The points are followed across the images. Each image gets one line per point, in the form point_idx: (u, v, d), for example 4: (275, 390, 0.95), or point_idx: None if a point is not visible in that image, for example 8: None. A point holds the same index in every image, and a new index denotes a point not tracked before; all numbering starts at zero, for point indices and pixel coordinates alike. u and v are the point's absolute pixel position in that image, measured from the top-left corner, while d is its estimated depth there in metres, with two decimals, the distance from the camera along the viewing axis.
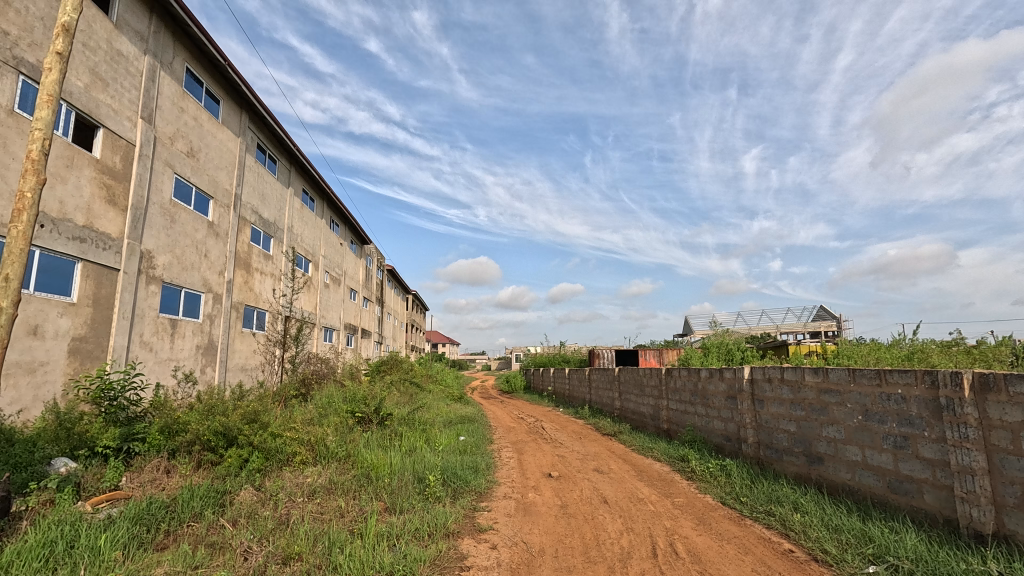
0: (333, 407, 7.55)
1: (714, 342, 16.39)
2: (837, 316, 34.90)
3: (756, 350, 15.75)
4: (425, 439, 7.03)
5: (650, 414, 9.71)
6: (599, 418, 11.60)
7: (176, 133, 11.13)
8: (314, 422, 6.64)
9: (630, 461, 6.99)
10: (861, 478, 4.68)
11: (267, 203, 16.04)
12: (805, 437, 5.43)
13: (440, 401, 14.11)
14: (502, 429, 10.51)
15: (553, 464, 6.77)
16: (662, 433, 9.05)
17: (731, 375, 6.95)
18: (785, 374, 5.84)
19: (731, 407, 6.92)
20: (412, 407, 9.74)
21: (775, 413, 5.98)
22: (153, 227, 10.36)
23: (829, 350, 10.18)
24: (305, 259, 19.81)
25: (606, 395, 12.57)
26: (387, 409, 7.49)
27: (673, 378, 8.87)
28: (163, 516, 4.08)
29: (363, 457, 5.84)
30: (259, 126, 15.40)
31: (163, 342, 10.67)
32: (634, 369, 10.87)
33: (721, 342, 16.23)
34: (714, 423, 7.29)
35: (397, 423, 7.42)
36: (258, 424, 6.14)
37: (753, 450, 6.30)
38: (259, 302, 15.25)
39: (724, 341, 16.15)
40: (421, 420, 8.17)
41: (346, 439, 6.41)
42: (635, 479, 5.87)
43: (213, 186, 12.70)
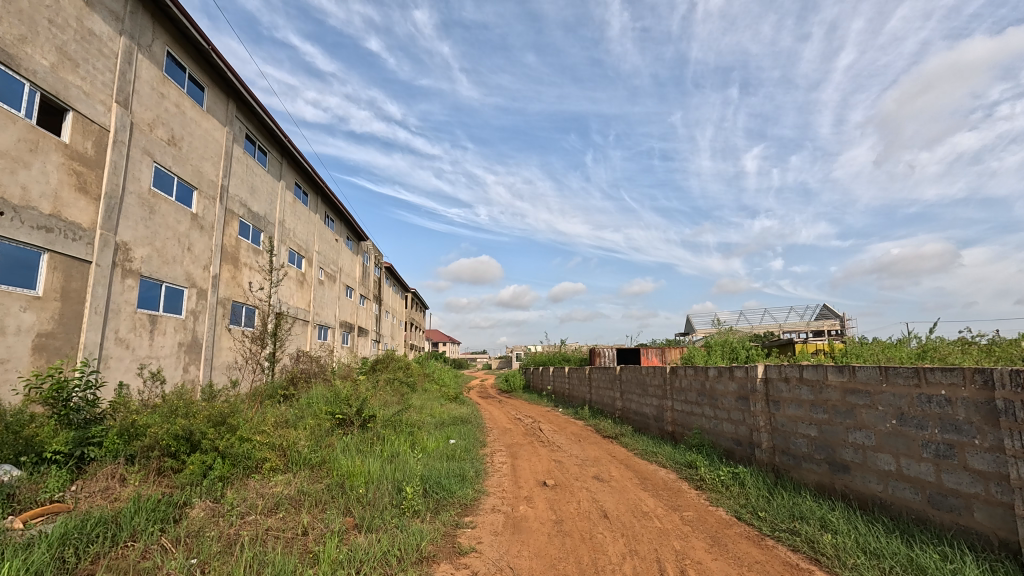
0: (312, 408, 7.03)
1: (718, 341, 15.85)
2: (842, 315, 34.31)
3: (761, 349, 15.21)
4: (411, 443, 6.51)
5: (654, 416, 9.17)
6: (599, 419, 11.06)
7: (156, 120, 10.60)
8: (289, 425, 6.10)
9: (633, 468, 6.45)
10: (894, 490, 4.14)
11: (257, 196, 15.49)
12: (828, 443, 4.90)
13: (434, 402, 13.58)
14: (497, 431, 9.97)
15: (550, 471, 6.23)
16: (666, 435, 8.51)
17: (742, 374, 6.40)
18: (804, 373, 5.29)
19: (742, 408, 6.38)
20: (401, 407, 9.21)
21: (793, 416, 5.45)
22: (130, 218, 9.83)
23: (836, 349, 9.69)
24: (298, 254, 19.29)
25: (607, 395, 12.03)
26: (370, 411, 6.95)
27: (679, 378, 8.32)
28: (97, 537, 3.56)
29: (340, 463, 5.32)
30: (248, 116, 14.85)
31: (141, 338, 10.16)
32: (636, 368, 10.33)
33: (726, 340, 15.69)
34: (724, 425, 6.77)
35: (381, 425, 6.88)
36: (226, 428, 5.60)
37: (768, 456, 5.76)
38: (247, 298, 14.73)
39: (728, 339, 15.61)
40: (408, 421, 7.65)
41: (322, 443, 5.89)
42: (638, 489, 5.33)
43: (197, 177, 12.17)
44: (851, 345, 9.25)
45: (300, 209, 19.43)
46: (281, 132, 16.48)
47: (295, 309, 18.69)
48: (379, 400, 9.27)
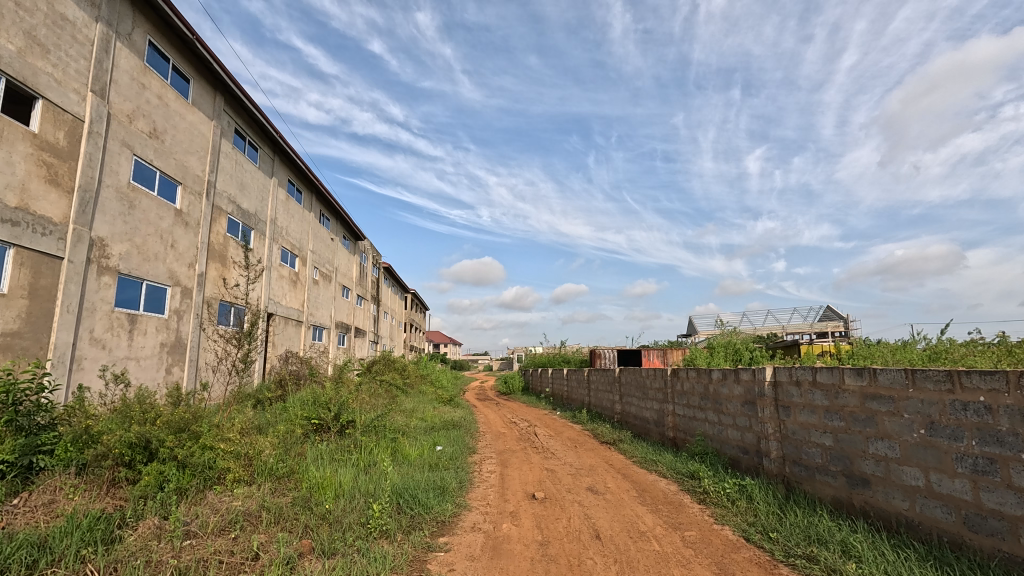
0: (288, 413, 6.58)
1: (720, 342, 15.40)
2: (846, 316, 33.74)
3: (765, 350, 14.74)
4: (392, 451, 6.06)
5: (654, 420, 8.72)
6: (598, 424, 10.60)
7: (135, 111, 10.19)
8: (259, 431, 5.65)
9: (631, 478, 5.99)
10: (922, 509, 3.68)
11: (246, 192, 15.08)
12: (845, 454, 4.45)
13: (427, 405, 13.13)
14: (490, 436, 9.53)
15: (540, 481, 5.78)
16: (667, 442, 8.05)
17: (749, 377, 5.93)
18: (817, 376, 4.83)
19: (749, 414, 5.92)
20: (387, 411, 8.78)
21: (805, 423, 4.99)
22: (106, 213, 9.42)
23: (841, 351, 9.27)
24: (291, 253, 18.89)
25: (606, 398, 11.57)
26: (350, 416, 6.50)
27: (680, 381, 7.86)
28: (13, 565, 3.11)
29: (311, 474, 4.88)
30: (237, 110, 14.44)
31: (119, 339, 9.74)
32: (635, 370, 9.88)
33: (728, 341, 15.22)
34: (729, 432, 6.30)
35: (361, 431, 6.43)
36: (188, 436, 5.16)
37: (778, 466, 5.30)
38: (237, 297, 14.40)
39: (731, 340, 15.15)
40: (392, 427, 7.20)
41: (293, 451, 5.44)
42: (636, 504, 4.87)
43: (182, 172, 11.76)
44: (860, 346, 8.81)
45: (294, 207, 19.04)
46: (272, 127, 16.08)
47: (288, 309, 18.29)
48: (364, 403, 8.81)
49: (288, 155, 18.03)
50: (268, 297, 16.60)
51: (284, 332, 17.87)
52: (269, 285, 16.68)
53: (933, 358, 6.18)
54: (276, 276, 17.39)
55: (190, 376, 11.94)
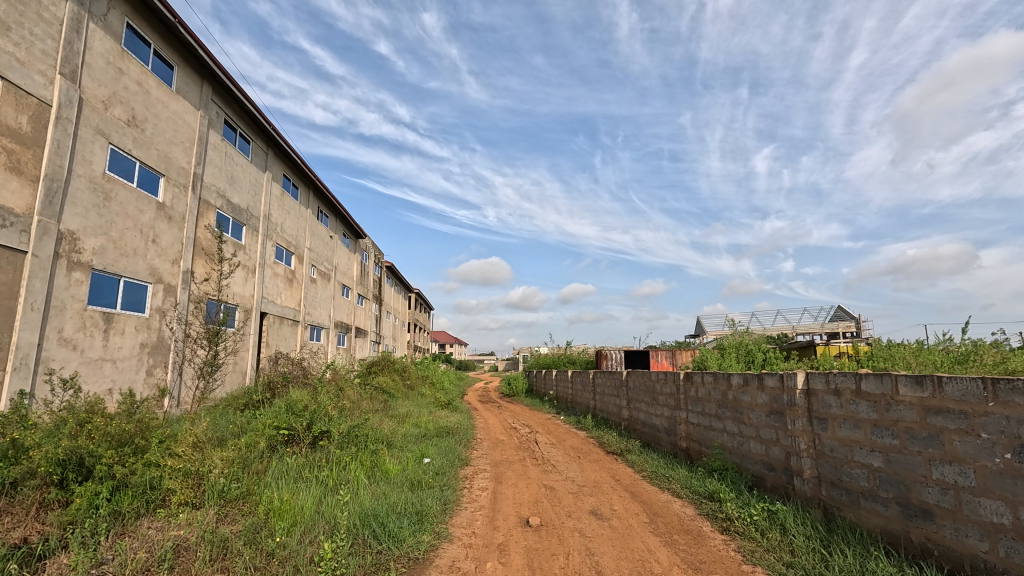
0: (257, 420, 5.87)
1: (732, 342, 14.64)
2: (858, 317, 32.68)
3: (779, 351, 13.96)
4: (369, 466, 5.38)
5: (665, 428, 8.00)
6: (603, 430, 9.88)
7: (112, 97, 9.61)
8: (216, 444, 4.90)
9: (641, 498, 5.25)
10: (1010, 554, 2.95)
11: (237, 186, 14.50)
12: (900, 478, 3.71)
13: (423, 408, 12.48)
14: (487, 445, 8.84)
15: (536, 503, 5.05)
16: (680, 453, 7.32)
17: (776, 384, 5.19)
18: (862, 385, 4.09)
19: (776, 425, 5.19)
20: (375, 419, 8.11)
21: (846, 439, 4.25)
22: (78, 204, 8.83)
23: (860, 353, 8.57)
24: (286, 251, 18.32)
25: (612, 403, 10.85)
26: (324, 426, 5.80)
27: (694, 386, 7.14)
28: None
29: (269, 496, 4.22)
30: (226, 100, 13.85)
31: (92, 339, 9.15)
32: (644, 373, 9.16)
33: (740, 342, 14.46)
34: (753, 444, 5.57)
35: (336, 443, 5.72)
36: (129, 451, 4.49)
37: (813, 488, 4.58)
38: (227, 295, 13.88)
39: (743, 341, 14.38)
40: (375, 437, 6.51)
41: (253, 466, 4.76)
42: (647, 535, 4.13)
43: (165, 163, 11.17)
44: (881, 347, 8.15)
45: (289, 203, 18.46)
46: (264, 119, 15.48)
47: (283, 308, 17.73)
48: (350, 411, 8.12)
49: (283, 150, 17.45)
50: (261, 295, 16.04)
51: (279, 332, 17.30)
52: (262, 284, 16.12)
53: (962, 361, 5.53)
54: (270, 274, 16.81)
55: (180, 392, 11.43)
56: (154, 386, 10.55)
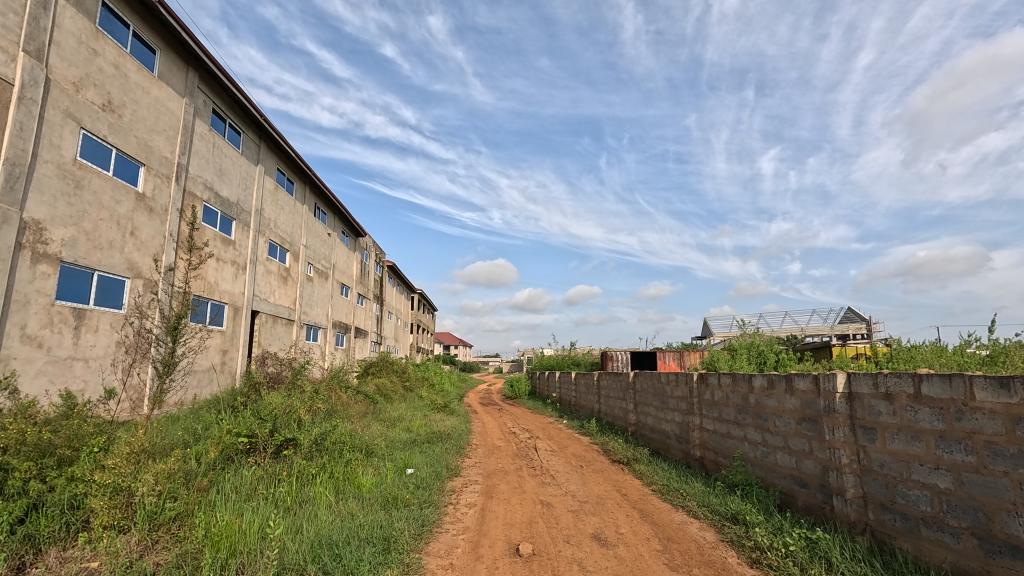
0: (216, 427, 5.17)
1: (743, 343, 13.89)
2: (870, 320, 31.79)
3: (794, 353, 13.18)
4: (338, 481, 4.71)
5: (675, 434, 7.30)
6: (607, 436, 9.17)
7: (84, 79, 9.05)
8: (157, 455, 4.19)
9: (653, 518, 4.53)
10: None
11: (226, 179, 13.93)
12: (979, 506, 2.99)
13: (417, 412, 11.82)
14: (482, 452, 8.15)
15: (529, 525, 4.35)
16: (693, 463, 6.60)
17: (808, 387, 4.49)
18: (923, 389, 3.38)
19: (808, 435, 4.49)
20: (357, 426, 7.43)
21: (900, 454, 3.54)
22: (45, 191, 8.25)
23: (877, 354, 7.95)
24: (279, 248, 17.74)
25: (618, 407, 10.14)
26: (291, 432, 5.12)
27: (708, 389, 6.44)
28: None
29: (208, 520, 3.52)
30: (215, 88, 13.29)
31: (61, 336, 8.55)
32: (653, 374, 8.45)
33: (752, 342, 13.74)
34: (781, 455, 4.87)
35: (305, 453, 5.04)
36: (52, 463, 3.79)
37: (858, 510, 3.86)
38: (214, 293, 13.29)
39: (754, 341, 13.62)
40: (350, 445, 5.85)
41: (197, 479, 4.05)
42: (661, 569, 3.42)
43: (146, 152, 10.61)
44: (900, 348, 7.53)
45: (284, 199, 17.90)
46: (255, 109, 14.91)
47: (276, 307, 17.16)
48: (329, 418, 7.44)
49: (277, 144, 16.89)
50: (252, 293, 15.47)
51: (271, 331, 16.73)
52: (254, 281, 15.56)
53: (991, 362, 4.93)
54: (262, 271, 16.24)
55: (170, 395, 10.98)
56: (132, 388, 9.97)
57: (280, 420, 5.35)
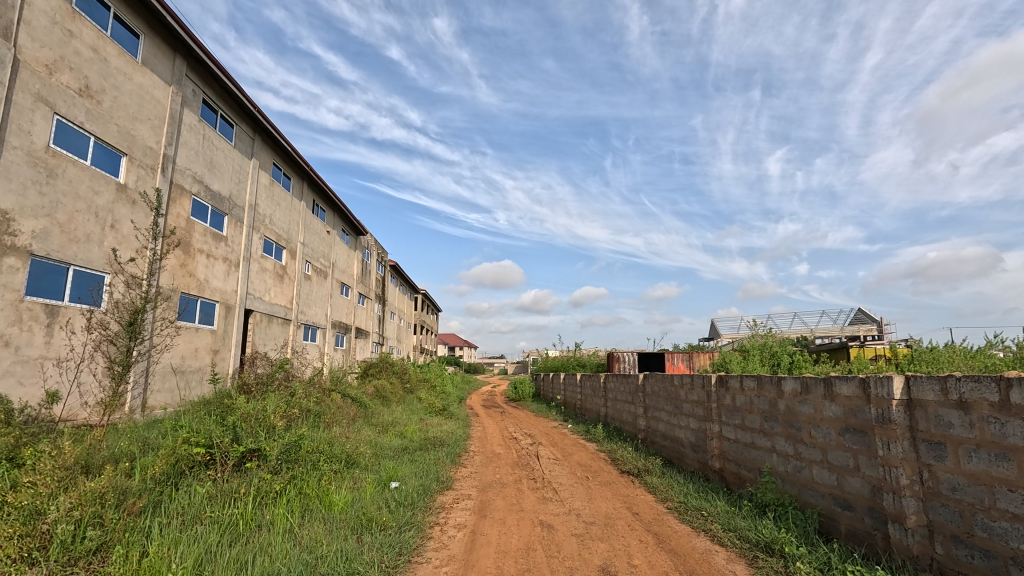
0: (174, 436, 4.53)
1: (756, 344, 13.20)
2: (882, 321, 30.93)
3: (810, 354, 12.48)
4: (305, 502, 4.09)
5: (690, 442, 6.65)
6: (616, 443, 8.54)
7: (59, 62, 8.55)
8: (91, 472, 3.55)
9: (671, 546, 3.88)
10: None
11: (218, 172, 13.42)
12: None
13: (413, 416, 11.19)
14: (479, 461, 7.50)
15: (525, 554, 3.69)
16: (711, 475, 5.95)
17: (853, 393, 3.84)
18: (1011, 397, 2.72)
19: (854, 448, 3.85)
20: (341, 436, 6.79)
21: (978, 476, 2.89)
22: (12, 179, 7.74)
23: (899, 355, 7.38)
24: (275, 245, 17.23)
25: (626, 411, 9.49)
26: (258, 443, 4.49)
27: (728, 393, 5.80)
28: None
29: (134, 554, 2.89)
30: (204, 77, 12.78)
31: (30, 334, 7.99)
32: (665, 377, 7.80)
33: (765, 342, 13.08)
34: (818, 471, 4.23)
35: (272, 466, 4.40)
36: None
37: (922, 542, 3.19)
38: (203, 290, 12.77)
39: (768, 342, 12.95)
40: (327, 455, 5.23)
41: (135, 500, 3.42)
42: None
43: (129, 141, 10.09)
44: (924, 349, 6.97)
45: (280, 194, 17.37)
46: (248, 101, 14.39)
47: (271, 306, 16.63)
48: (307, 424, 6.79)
49: (272, 137, 16.39)
50: (246, 292, 14.97)
51: (266, 332, 16.22)
52: (247, 279, 15.04)
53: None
54: (256, 269, 15.73)
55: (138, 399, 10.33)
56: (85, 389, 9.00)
57: (247, 428, 4.73)
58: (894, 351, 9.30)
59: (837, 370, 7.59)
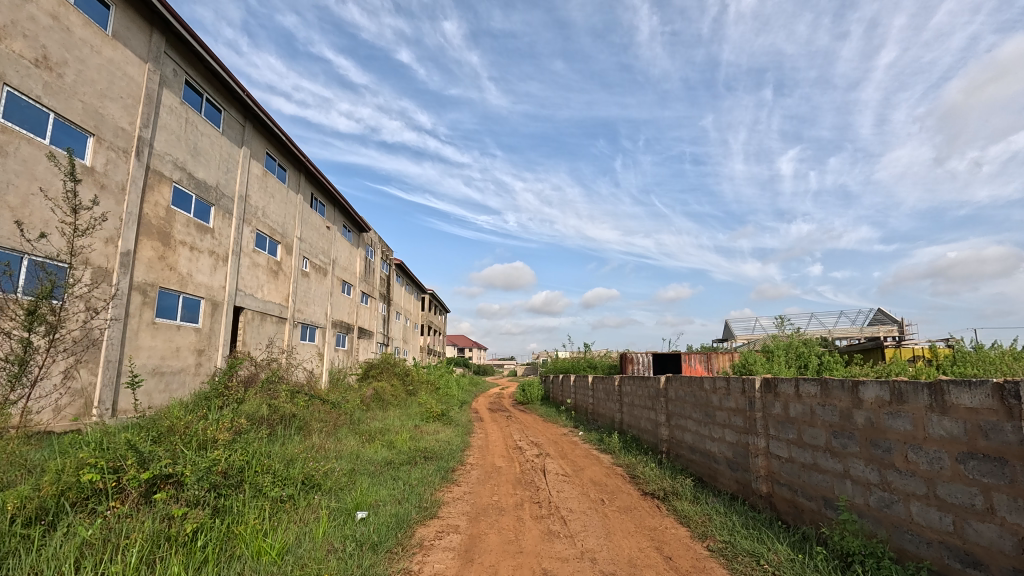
0: (67, 458, 3.49)
1: (779, 343, 11.92)
2: (904, 321, 29.56)
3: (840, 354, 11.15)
4: (224, 552, 3.04)
5: (727, 458, 5.54)
6: (634, 456, 7.43)
7: (9, 28, 7.70)
8: None
9: None
10: None
11: (202, 160, 12.56)
12: None
13: (407, 422, 10.17)
14: (475, 477, 6.41)
15: None
16: (757, 501, 4.85)
17: (984, 404, 2.73)
18: None
19: (984, 483, 2.74)
20: (307, 451, 5.73)
21: None
22: None
23: (959, 355, 6.24)
24: (269, 239, 16.38)
25: (645, 418, 8.37)
26: (175, 468, 3.44)
27: (778, 401, 4.67)
28: None
29: None
30: (187, 56, 11.94)
31: None
32: (691, 379, 6.69)
33: (789, 341, 11.75)
34: (919, 509, 3.13)
35: (189, 500, 3.34)
36: None
37: None
38: (186, 285, 11.91)
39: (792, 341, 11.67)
40: (274, 478, 4.19)
41: None
42: None
43: (97, 120, 9.23)
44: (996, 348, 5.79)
45: (274, 186, 16.52)
46: (237, 84, 13.55)
47: (264, 303, 15.75)
48: (265, 439, 5.75)
49: (265, 126, 15.53)
50: (236, 288, 14.11)
51: (259, 330, 15.37)
52: (237, 274, 14.17)
53: None
54: (248, 264, 14.87)
55: (106, 404, 9.39)
56: None
57: (165, 447, 3.70)
58: (932, 351, 8.35)
59: (884, 373, 6.46)
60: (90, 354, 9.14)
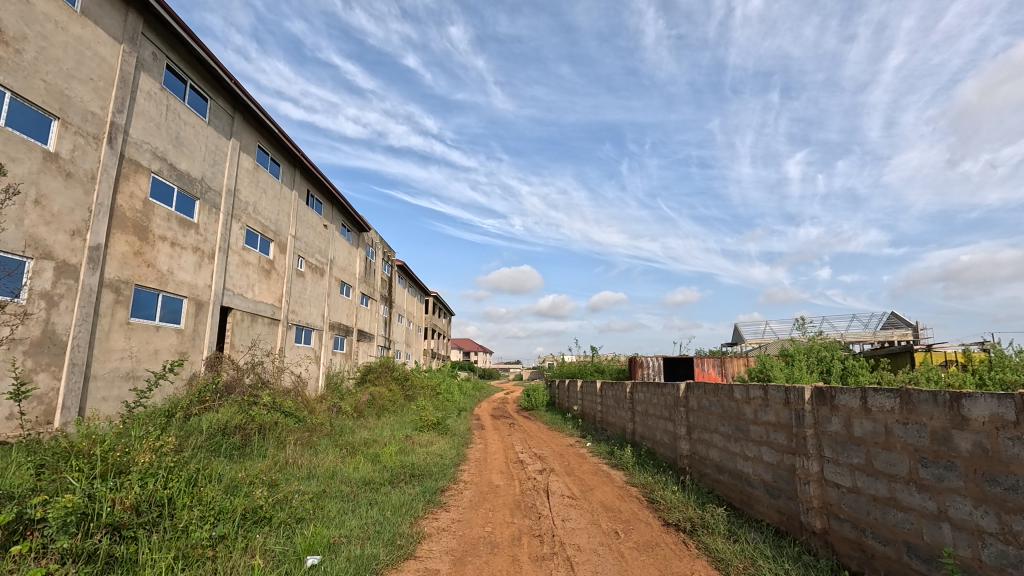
0: None
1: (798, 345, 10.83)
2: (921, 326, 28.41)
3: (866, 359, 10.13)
4: None
5: (765, 483, 4.62)
6: (650, 474, 6.51)
7: None
8: None
9: None
10: None
11: (186, 151, 11.81)
12: None
13: (398, 431, 9.31)
14: (467, 500, 5.51)
15: None
16: (809, 540, 3.93)
17: None
18: None
19: None
20: (266, 472, 4.87)
21: None
22: None
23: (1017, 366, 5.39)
24: (261, 237, 15.64)
25: (662, 430, 7.43)
26: (43, 510, 2.63)
27: (837, 416, 3.77)
28: None
29: None
30: (168, 40, 11.24)
31: None
32: (717, 388, 5.76)
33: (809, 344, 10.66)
34: None
35: (56, 558, 2.53)
36: None
37: None
38: (167, 283, 11.15)
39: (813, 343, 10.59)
40: (204, 513, 3.37)
41: None
42: None
43: (62, 102, 8.51)
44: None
45: (266, 181, 15.77)
46: (225, 72, 12.83)
47: (255, 304, 14.98)
48: (218, 460, 4.93)
49: (256, 118, 14.79)
50: (224, 287, 13.35)
51: (248, 331, 14.60)
52: (225, 272, 13.41)
53: None
54: (237, 262, 14.11)
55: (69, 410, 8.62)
56: None
57: (49, 481, 2.93)
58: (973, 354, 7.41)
59: (933, 384, 5.54)
60: (51, 356, 8.38)
